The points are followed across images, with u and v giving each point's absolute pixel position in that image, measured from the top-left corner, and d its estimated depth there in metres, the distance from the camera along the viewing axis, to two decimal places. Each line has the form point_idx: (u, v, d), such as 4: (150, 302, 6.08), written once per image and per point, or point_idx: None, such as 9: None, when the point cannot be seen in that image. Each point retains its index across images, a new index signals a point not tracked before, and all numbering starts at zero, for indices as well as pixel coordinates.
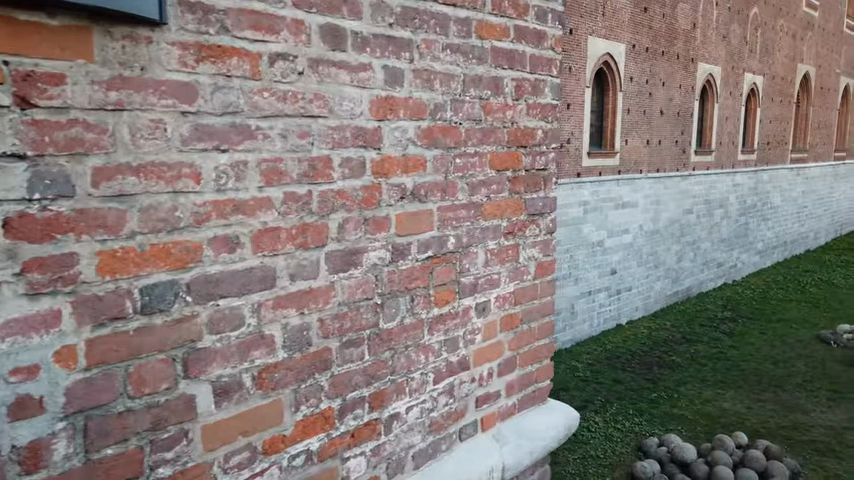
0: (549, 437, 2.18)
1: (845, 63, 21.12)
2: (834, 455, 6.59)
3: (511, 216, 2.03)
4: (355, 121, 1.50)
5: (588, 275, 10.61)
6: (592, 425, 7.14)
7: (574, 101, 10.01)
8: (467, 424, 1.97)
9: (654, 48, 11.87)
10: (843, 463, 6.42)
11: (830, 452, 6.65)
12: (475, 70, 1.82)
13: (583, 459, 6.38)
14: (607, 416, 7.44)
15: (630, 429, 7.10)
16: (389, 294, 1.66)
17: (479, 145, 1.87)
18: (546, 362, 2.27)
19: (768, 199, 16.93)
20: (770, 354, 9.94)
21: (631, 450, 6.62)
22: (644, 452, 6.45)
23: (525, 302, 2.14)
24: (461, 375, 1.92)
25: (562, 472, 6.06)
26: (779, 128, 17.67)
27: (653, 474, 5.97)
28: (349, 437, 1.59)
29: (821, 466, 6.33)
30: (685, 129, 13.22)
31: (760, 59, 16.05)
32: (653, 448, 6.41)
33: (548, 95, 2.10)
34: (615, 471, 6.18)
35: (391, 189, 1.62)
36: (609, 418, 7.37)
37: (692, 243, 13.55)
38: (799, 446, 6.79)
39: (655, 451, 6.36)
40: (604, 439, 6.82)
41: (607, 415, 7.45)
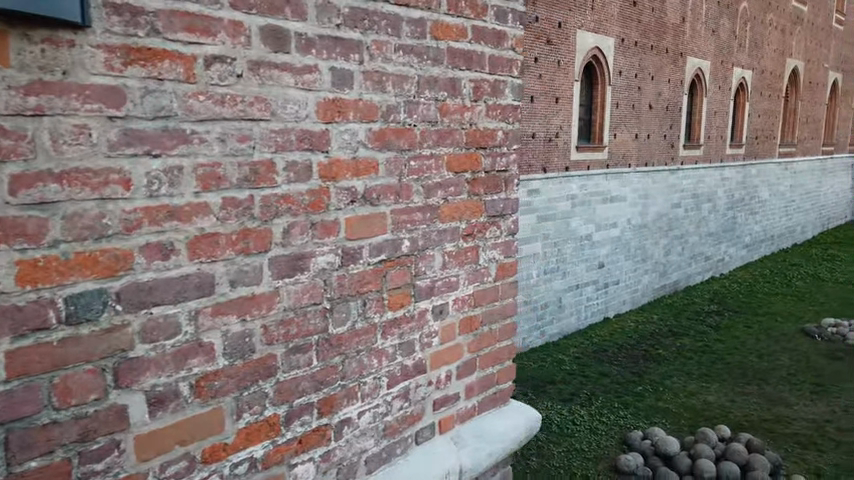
0: (509, 439, 2.18)
1: (834, 58, 21.19)
2: (816, 448, 6.65)
3: (470, 217, 2.02)
4: (300, 123, 1.48)
5: (575, 269, 10.61)
6: (577, 417, 7.15)
7: (563, 95, 9.98)
8: (424, 428, 1.95)
9: (643, 42, 11.86)
10: (824, 456, 6.47)
11: (812, 445, 6.71)
12: (431, 71, 1.79)
13: (568, 452, 6.39)
14: (592, 409, 7.45)
15: (615, 422, 7.12)
16: (339, 298, 1.64)
17: (435, 147, 1.85)
18: (507, 363, 2.26)
19: (757, 193, 16.99)
20: (755, 347, 10.01)
21: (615, 442, 6.64)
22: (628, 445, 6.49)
23: (485, 303, 2.13)
24: (417, 378, 1.91)
25: (546, 465, 6.08)
26: (768, 123, 17.73)
27: (637, 467, 6.01)
28: (296, 443, 1.57)
29: (802, 459, 6.39)
30: (673, 123, 13.24)
31: (750, 54, 16.07)
32: (637, 441, 6.44)
33: (508, 96, 2.09)
34: (598, 464, 6.20)
35: (341, 192, 1.60)
36: (595, 411, 7.39)
37: (680, 237, 13.59)
38: (781, 439, 6.84)
39: (640, 444, 6.40)
40: (589, 433, 6.83)
41: (592, 409, 7.47)
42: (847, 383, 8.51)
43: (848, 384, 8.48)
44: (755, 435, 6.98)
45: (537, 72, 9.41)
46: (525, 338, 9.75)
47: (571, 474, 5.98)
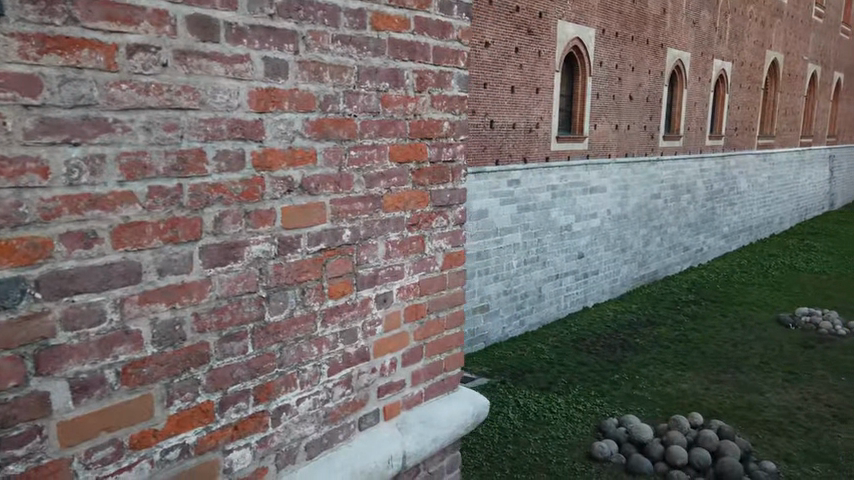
0: (455, 425, 2.22)
1: (814, 50, 21.37)
2: (786, 434, 6.79)
3: (414, 207, 2.04)
4: (232, 113, 1.49)
5: (555, 258, 10.69)
6: (554, 406, 7.21)
7: (543, 86, 9.98)
8: (367, 414, 1.98)
9: (624, 33, 11.89)
10: (794, 442, 6.61)
11: (782, 431, 6.85)
12: (371, 62, 1.80)
13: (544, 439, 6.44)
14: (569, 397, 7.52)
15: (591, 409, 7.19)
16: (275, 287, 1.65)
17: (377, 138, 1.87)
18: (455, 351, 2.30)
19: (735, 184, 17.18)
20: (730, 336, 10.16)
21: (591, 430, 6.69)
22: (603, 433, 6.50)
23: (432, 292, 2.16)
24: (360, 366, 1.94)
25: (523, 453, 6.14)
26: (747, 114, 17.88)
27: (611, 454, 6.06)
28: (231, 430, 1.60)
29: (772, 445, 6.51)
30: (653, 115, 13.34)
31: (730, 45, 16.18)
32: (612, 428, 6.47)
33: (455, 87, 2.11)
34: (574, 451, 6.24)
35: (277, 182, 1.61)
36: (571, 399, 7.46)
37: (659, 227, 13.73)
38: (752, 426, 6.96)
39: (614, 431, 6.42)
40: (566, 420, 6.89)
41: (569, 397, 7.54)
42: (818, 372, 8.68)
43: (819, 372, 8.65)
44: (727, 422, 7.10)
45: (518, 63, 9.38)
46: (505, 327, 9.81)
47: (547, 461, 6.04)
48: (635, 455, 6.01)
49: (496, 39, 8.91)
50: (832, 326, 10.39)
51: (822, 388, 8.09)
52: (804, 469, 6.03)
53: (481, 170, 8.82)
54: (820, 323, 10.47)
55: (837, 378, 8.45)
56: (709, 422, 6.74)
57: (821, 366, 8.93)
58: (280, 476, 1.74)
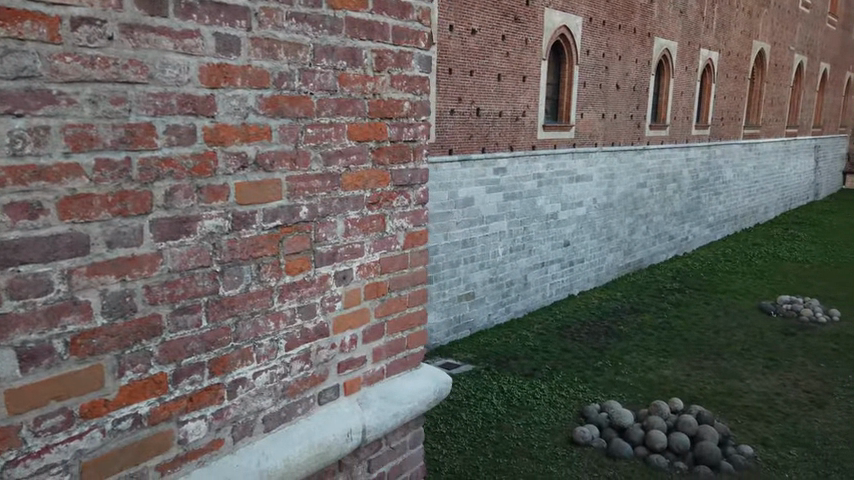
0: (416, 401, 2.26)
1: (800, 41, 21.45)
2: (764, 419, 6.90)
3: (375, 186, 2.07)
4: (182, 88, 1.51)
5: (541, 247, 10.75)
6: (537, 392, 7.26)
7: (530, 74, 9.99)
8: (326, 389, 2.02)
9: (611, 21, 11.91)
10: (772, 426, 6.72)
11: (761, 417, 6.96)
12: (327, 41, 1.82)
13: (526, 425, 6.50)
14: (553, 383, 7.58)
15: (574, 395, 7.25)
16: (229, 262, 1.67)
17: (334, 117, 1.89)
18: (417, 329, 2.34)
19: (721, 174, 17.28)
20: (713, 323, 10.29)
21: (573, 415, 6.74)
22: (586, 418, 6.54)
23: (393, 270, 2.19)
24: (319, 341, 1.96)
25: (505, 438, 6.19)
26: (733, 104, 17.96)
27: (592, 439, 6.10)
28: (185, 401, 1.62)
29: (750, 430, 6.62)
30: (640, 104, 13.40)
31: (717, 35, 16.23)
32: (594, 414, 6.49)
33: (415, 68, 2.14)
34: (555, 436, 6.29)
35: (230, 157, 1.63)
36: (555, 385, 7.52)
37: (644, 216, 13.82)
38: (731, 411, 7.07)
39: (596, 416, 6.44)
40: (548, 406, 6.94)
41: (553, 383, 7.60)
42: (799, 358, 8.82)
43: (799, 359, 8.79)
44: (707, 408, 7.20)
45: (505, 50, 9.37)
46: (490, 315, 9.88)
47: (529, 446, 6.07)
48: (616, 440, 6.00)
49: (483, 27, 8.89)
50: (813, 313, 10.53)
51: (802, 374, 8.22)
52: (781, 453, 6.11)
53: (467, 157, 8.84)
54: (802, 310, 10.61)
55: (816, 364, 8.59)
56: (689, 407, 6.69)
57: (801, 352, 9.06)
58: (236, 448, 1.77)
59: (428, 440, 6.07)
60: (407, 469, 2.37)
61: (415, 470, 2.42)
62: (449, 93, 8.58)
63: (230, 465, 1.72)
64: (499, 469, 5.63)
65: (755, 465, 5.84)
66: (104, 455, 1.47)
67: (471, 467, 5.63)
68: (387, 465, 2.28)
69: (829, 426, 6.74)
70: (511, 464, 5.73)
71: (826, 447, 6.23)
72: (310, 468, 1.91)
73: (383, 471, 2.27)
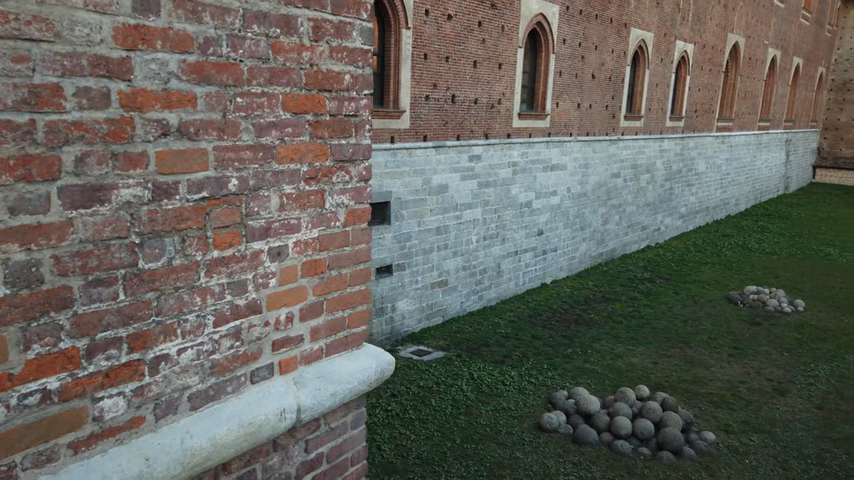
0: (355, 380, 2.23)
1: (774, 35, 21.61)
2: (728, 406, 7.02)
3: (312, 160, 2.00)
4: (93, 48, 1.44)
5: (515, 235, 10.74)
6: (507, 379, 7.27)
7: (506, 61, 9.94)
8: (260, 368, 1.97)
9: (587, 11, 11.88)
10: (735, 413, 6.83)
11: (725, 404, 7.08)
12: (258, 6, 1.76)
13: (495, 411, 6.50)
14: (522, 370, 7.60)
15: (543, 382, 7.27)
16: (149, 234, 1.61)
17: (267, 86, 1.82)
18: (359, 308, 2.29)
19: (694, 166, 17.45)
20: (681, 312, 10.42)
21: (542, 402, 6.76)
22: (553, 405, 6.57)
23: (332, 248, 2.13)
24: (251, 318, 1.91)
25: (473, 424, 6.20)
26: (708, 96, 18.07)
27: (558, 425, 6.12)
28: (101, 378, 1.56)
29: (713, 417, 6.72)
30: (615, 94, 13.43)
31: (692, 28, 16.30)
32: (562, 401, 6.52)
33: (357, 39, 2.09)
34: (523, 422, 6.31)
35: (149, 124, 1.57)
36: (525, 372, 7.54)
37: (617, 206, 13.89)
38: (696, 398, 7.18)
39: (564, 403, 6.47)
40: (517, 393, 6.96)
41: (522, 370, 7.64)
42: (762, 347, 8.97)
43: (763, 348, 8.95)
44: (673, 394, 7.29)
45: (481, 37, 9.30)
46: (463, 302, 9.85)
47: (496, 432, 6.09)
48: (582, 427, 6.01)
49: (459, 12, 8.80)
50: (778, 303, 10.73)
51: (765, 363, 8.37)
52: (743, 439, 6.20)
53: (441, 144, 8.76)
54: (768, 300, 10.80)
55: (780, 353, 8.75)
56: (655, 395, 6.69)
57: (765, 342, 9.23)
58: (159, 426, 1.71)
59: (396, 426, 6.06)
60: (348, 449, 2.35)
61: (357, 451, 2.39)
62: (424, 79, 8.50)
63: (152, 444, 1.67)
64: (466, 454, 5.63)
65: (716, 451, 5.92)
66: (8, 432, 1.41)
67: (439, 452, 5.63)
68: (325, 446, 2.25)
69: (790, 413, 6.87)
70: (478, 449, 5.74)
71: (786, 434, 6.36)
72: (240, 447, 1.87)
73: (321, 451, 2.24)
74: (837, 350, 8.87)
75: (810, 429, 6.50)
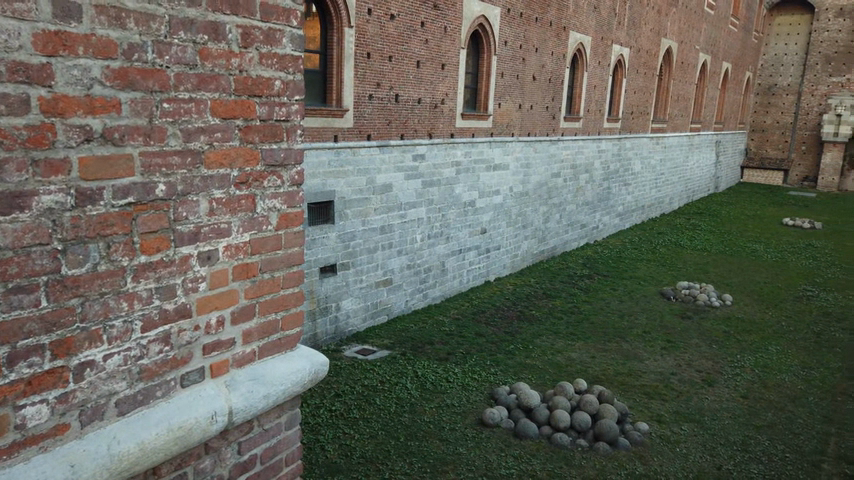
0: (289, 382, 2.25)
1: (705, 41, 22.53)
2: (660, 397, 7.35)
3: (243, 165, 2.02)
4: (11, 55, 1.44)
5: (459, 234, 10.87)
6: (451, 376, 7.38)
7: (449, 62, 10.05)
8: (190, 371, 1.98)
9: (528, 14, 12.13)
10: (667, 404, 7.17)
11: (657, 395, 7.41)
12: (185, 13, 1.78)
13: (439, 408, 6.60)
14: (465, 367, 7.73)
15: (486, 378, 7.41)
16: (73, 240, 1.60)
17: (195, 92, 1.84)
18: (293, 311, 2.31)
19: (630, 166, 18.03)
20: (618, 308, 10.79)
21: (485, 398, 6.90)
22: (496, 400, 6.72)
23: (265, 252, 2.15)
24: (180, 323, 1.91)
25: (417, 421, 6.29)
26: (643, 99, 18.70)
27: (500, 420, 6.27)
28: (24, 385, 1.55)
29: (647, 408, 7.02)
30: (555, 96, 13.78)
31: (628, 32, 16.82)
32: (504, 396, 6.68)
33: (287, 46, 2.12)
34: (466, 418, 6.42)
35: (71, 130, 1.57)
36: (468, 369, 7.67)
37: (558, 205, 14.25)
38: (631, 390, 7.48)
39: (506, 398, 6.62)
40: (461, 389, 7.08)
41: (466, 367, 7.77)
42: (692, 340, 9.42)
43: (693, 341, 9.40)
44: (610, 387, 7.58)
45: (424, 37, 9.38)
46: (408, 301, 9.90)
47: (440, 428, 6.19)
48: (522, 421, 6.17)
49: (402, 12, 8.85)
50: (708, 298, 11.27)
51: (695, 354, 8.80)
52: (674, 429, 6.52)
53: (385, 143, 8.80)
54: (698, 296, 11.32)
55: (709, 346, 9.21)
56: (592, 388, 6.91)
57: (695, 335, 9.68)
58: (85, 433, 1.70)
59: (340, 426, 6.08)
60: (283, 449, 2.38)
61: (291, 451, 2.42)
62: (367, 78, 8.51)
63: (78, 450, 1.66)
64: (410, 452, 5.71)
65: (649, 441, 6.19)
66: None
67: (383, 451, 5.68)
68: (259, 447, 2.28)
69: (716, 402, 7.26)
70: (421, 446, 5.82)
71: (714, 422, 6.73)
72: (170, 450, 1.88)
73: (255, 452, 2.27)
74: (760, 342, 9.42)
75: (736, 417, 6.89)
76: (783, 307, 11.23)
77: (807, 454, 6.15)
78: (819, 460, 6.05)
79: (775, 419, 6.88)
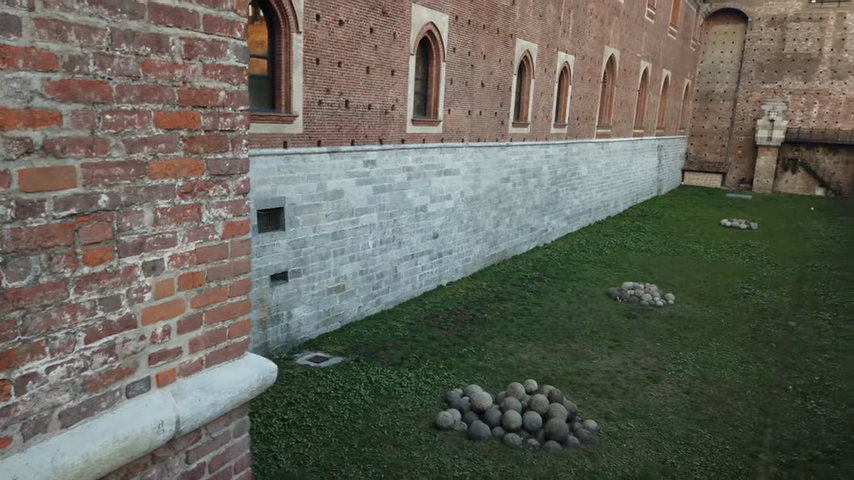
0: (237, 389, 2.28)
1: (646, 49, 23.29)
2: (608, 395, 7.59)
3: (188, 175, 2.04)
4: None
5: (411, 239, 10.95)
6: (404, 380, 7.43)
7: (398, 68, 10.13)
8: (136, 382, 1.98)
9: (475, 21, 12.33)
10: (614, 401, 7.40)
11: (605, 393, 7.64)
12: (126, 25, 1.79)
13: (393, 413, 6.65)
14: (419, 371, 7.80)
15: (439, 382, 7.50)
16: (13, 252, 1.60)
17: (138, 103, 1.85)
18: (240, 319, 2.34)
19: (576, 170, 18.50)
20: (567, 309, 11.06)
21: (438, 401, 6.97)
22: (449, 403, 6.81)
23: (211, 261, 2.17)
24: (125, 333, 1.92)
25: (371, 427, 6.32)
26: (588, 105, 19.20)
27: (453, 423, 6.36)
28: None
29: (595, 406, 7.23)
30: (503, 102, 14.02)
31: (573, 40, 17.24)
32: (457, 399, 6.77)
33: (231, 57, 2.15)
34: (420, 422, 6.49)
35: (12, 142, 1.57)
36: (421, 373, 7.74)
37: (508, 209, 14.51)
38: (580, 389, 7.69)
39: (459, 400, 6.72)
40: (414, 393, 7.14)
41: (419, 371, 7.83)
42: (638, 338, 9.75)
43: (639, 339, 9.73)
44: (559, 387, 7.77)
45: (373, 43, 9.43)
46: (361, 306, 9.91)
47: (394, 433, 6.24)
48: (475, 422, 6.29)
49: (351, 18, 8.87)
50: (652, 297, 11.67)
51: (640, 352, 9.11)
52: (621, 425, 6.75)
53: (335, 149, 8.81)
54: (642, 295, 11.71)
55: (653, 343, 9.55)
56: (542, 388, 7.07)
57: (641, 333, 10.02)
58: (27, 446, 1.69)
59: (293, 434, 6.05)
60: (232, 456, 2.40)
61: (240, 458, 2.44)
62: (317, 84, 8.49)
63: (20, 464, 1.65)
64: (363, 458, 5.74)
65: (597, 438, 6.39)
66: None
67: (336, 458, 5.69)
68: (207, 455, 2.29)
69: (660, 398, 7.54)
70: (375, 452, 5.85)
71: (658, 417, 6.99)
72: (116, 461, 1.88)
73: (203, 461, 2.27)
74: (700, 339, 9.82)
75: (679, 412, 7.18)
76: (722, 304, 11.75)
77: (746, 445, 6.46)
78: (757, 450, 6.36)
79: (715, 413, 7.20)
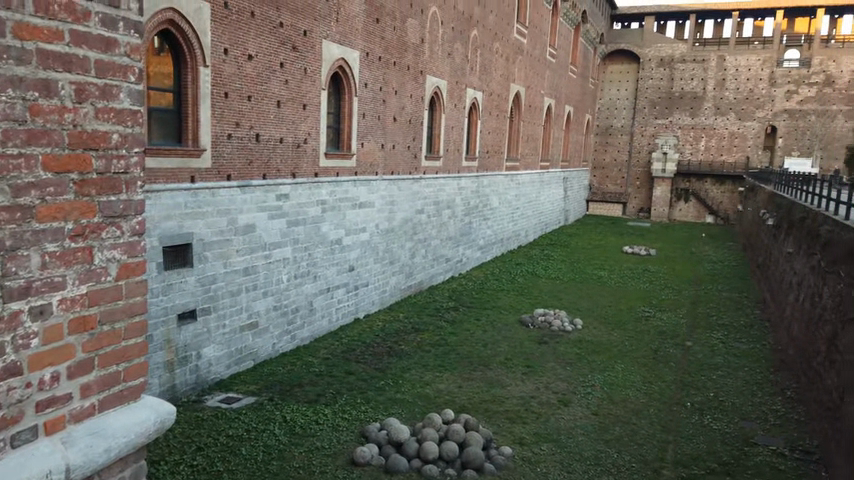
0: (132, 433, 2.24)
1: (549, 86, 24.55)
2: (522, 420, 7.80)
3: (78, 217, 2.03)
4: None
5: (326, 273, 10.91)
6: (321, 417, 7.34)
7: (310, 102, 10.19)
8: (21, 431, 1.92)
9: (385, 58, 12.63)
10: (528, 426, 7.64)
11: (519, 418, 7.86)
12: (13, 71, 1.80)
13: (309, 451, 6.55)
14: (335, 407, 7.73)
15: (356, 417, 7.46)
16: None
17: (25, 147, 1.85)
18: (136, 361, 2.30)
19: (487, 202, 19.09)
20: (482, 337, 11.32)
21: (356, 436, 6.93)
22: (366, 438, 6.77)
23: (104, 303, 2.14)
24: (9, 381, 1.86)
25: (286, 467, 6.19)
26: (497, 139, 19.94)
27: (370, 458, 6.34)
28: None
29: (510, 432, 7.43)
30: (416, 136, 14.33)
31: (480, 77, 17.93)
32: (374, 433, 6.75)
33: (125, 101, 2.16)
34: (337, 459, 6.42)
35: None
36: (338, 409, 7.67)
37: (423, 240, 14.76)
38: (495, 416, 7.86)
39: (376, 434, 6.71)
40: (331, 430, 7.06)
41: (336, 406, 7.76)
42: (549, 363, 10.13)
43: (550, 364, 10.09)
44: (475, 415, 7.91)
45: (283, 78, 9.46)
46: (275, 343, 9.72)
47: (309, 473, 6.14)
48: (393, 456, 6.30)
49: (260, 53, 8.86)
50: (561, 323, 12.15)
51: (552, 377, 9.46)
52: (534, 449, 6.96)
53: (246, 183, 8.71)
54: (552, 321, 12.17)
55: (564, 368, 9.93)
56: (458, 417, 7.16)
57: (552, 358, 10.40)
58: None
59: None
60: None
61: None
62: (226, 117, 8.39)
63: None
64: None
65: (512, 463, 6.56)
66: None
67: None
68: None
69: (571, 421, 7.84)
70: None
71: (570, 440, 7.26)
72: None
73: None
74: (607, 361, 10.32)
75: (589, 433, 7.50)
76: (626, 327, 12.42)
77: (650, 462, 6.84)
78: (660, 466, 6.75)
79: (622, 432, 7.58)
